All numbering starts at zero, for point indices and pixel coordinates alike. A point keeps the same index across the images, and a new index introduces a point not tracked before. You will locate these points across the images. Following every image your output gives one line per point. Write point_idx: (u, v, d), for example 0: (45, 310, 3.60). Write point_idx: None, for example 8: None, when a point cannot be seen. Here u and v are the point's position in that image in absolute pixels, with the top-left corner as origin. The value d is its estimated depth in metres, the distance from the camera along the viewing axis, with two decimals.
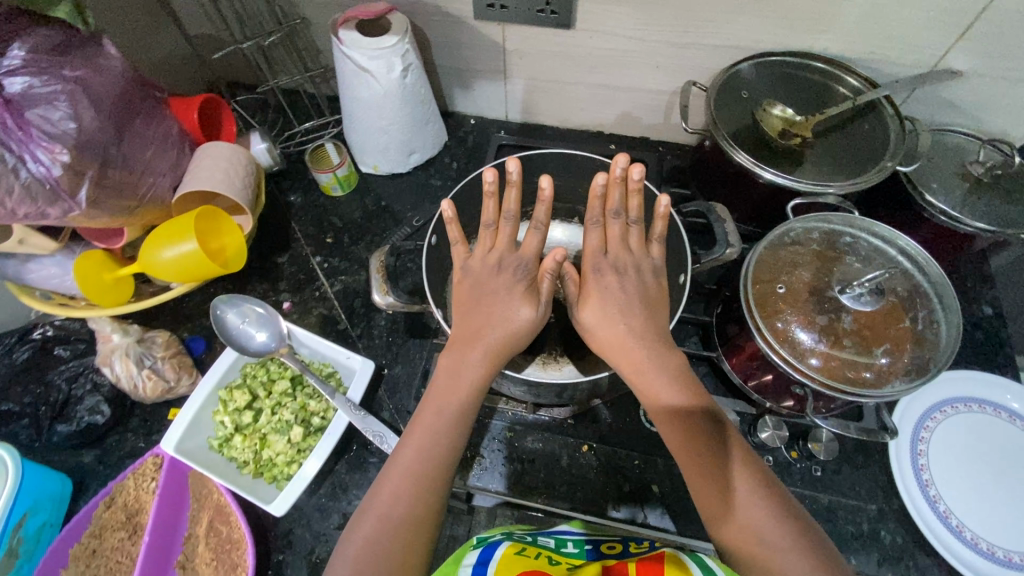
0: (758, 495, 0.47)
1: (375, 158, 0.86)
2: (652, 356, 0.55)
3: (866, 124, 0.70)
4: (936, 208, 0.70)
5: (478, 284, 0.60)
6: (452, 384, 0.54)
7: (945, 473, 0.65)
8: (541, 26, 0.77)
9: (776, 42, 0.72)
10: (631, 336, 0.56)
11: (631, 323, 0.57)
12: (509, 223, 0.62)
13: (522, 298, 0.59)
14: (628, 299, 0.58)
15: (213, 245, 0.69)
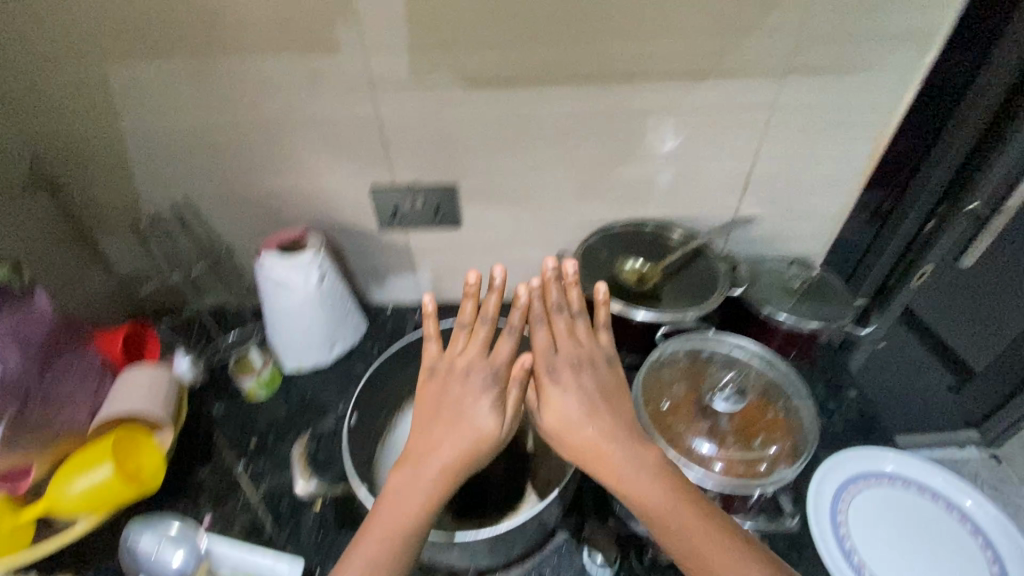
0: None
1: (299, 356, 0.92)
2: (627, 458, 0.58)
3: (699, 264, 0.90)
4: (778, 317, 0.87)
5: (451, 400, 0.64)
6: (410, 496, 0.59)
7: (871, 553, 0.69)
8: (436, 226, 0.94)
9: (619, 215, 0.94)
10: (604, 442, 0.60)
11: (600, 424, 0.61)
12: (485, 325, 0.67)
13: (489, 408, 0.63)
14: (594, 401, 0.63)
15: (130, 466, 0.68)
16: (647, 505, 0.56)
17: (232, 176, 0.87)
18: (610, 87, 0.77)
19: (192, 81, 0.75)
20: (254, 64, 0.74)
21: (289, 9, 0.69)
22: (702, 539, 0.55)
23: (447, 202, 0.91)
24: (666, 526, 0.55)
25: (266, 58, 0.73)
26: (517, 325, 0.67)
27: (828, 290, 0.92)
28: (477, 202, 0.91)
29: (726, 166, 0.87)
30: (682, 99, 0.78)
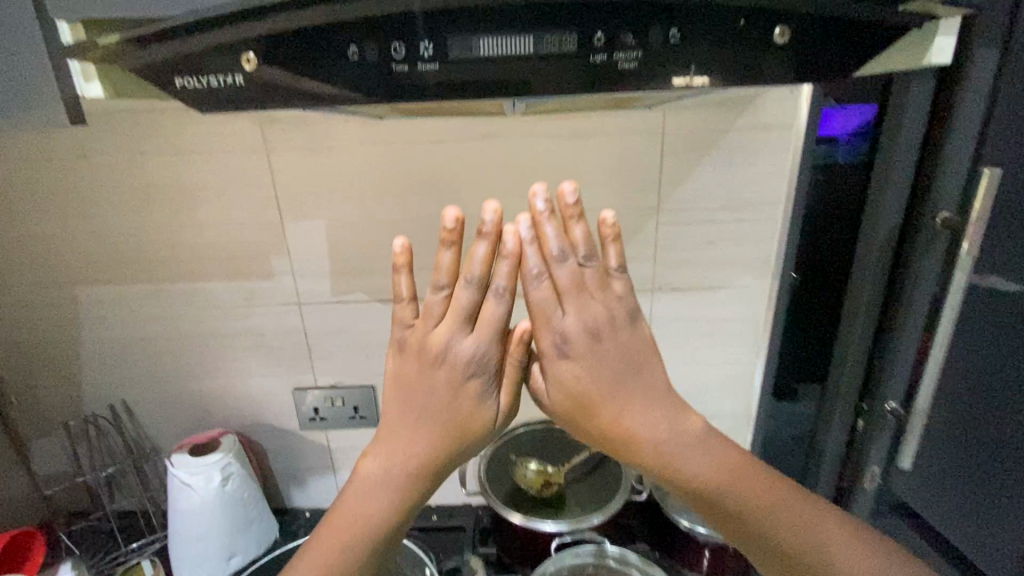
0: (801, 530, 0.54)
1: (192, 569, 0.88)
2: (657, 427, 0.54)
3: (605, 466, 0.89)
4: (693, 528, 0.81)
5: (432, 388, 0.55)
6: (392, 468, 0.56)
7: None
8: (354, 427, 0.98)
9: (530, 415, 0.97)
10: (632, 415, 0.53)
11: (619, 396, 0.54)
12: (467, 289, 0.52)
13: (483, 390, 0.55)
14: (607, 364, 0.53)
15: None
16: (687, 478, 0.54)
17: (169, 379, 0.95)
18: None
19: (149, 301, 0.89)
20: (202, 288, 0.88)
21: (236, 250, 0.86)
22: (732, 501, 0.54)
23: (365, 403, 0.96)
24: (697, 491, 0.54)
25: (213, 284, 0.88)
26: (507, 294, 0.52)
27: None
28: None
29: None
30: None
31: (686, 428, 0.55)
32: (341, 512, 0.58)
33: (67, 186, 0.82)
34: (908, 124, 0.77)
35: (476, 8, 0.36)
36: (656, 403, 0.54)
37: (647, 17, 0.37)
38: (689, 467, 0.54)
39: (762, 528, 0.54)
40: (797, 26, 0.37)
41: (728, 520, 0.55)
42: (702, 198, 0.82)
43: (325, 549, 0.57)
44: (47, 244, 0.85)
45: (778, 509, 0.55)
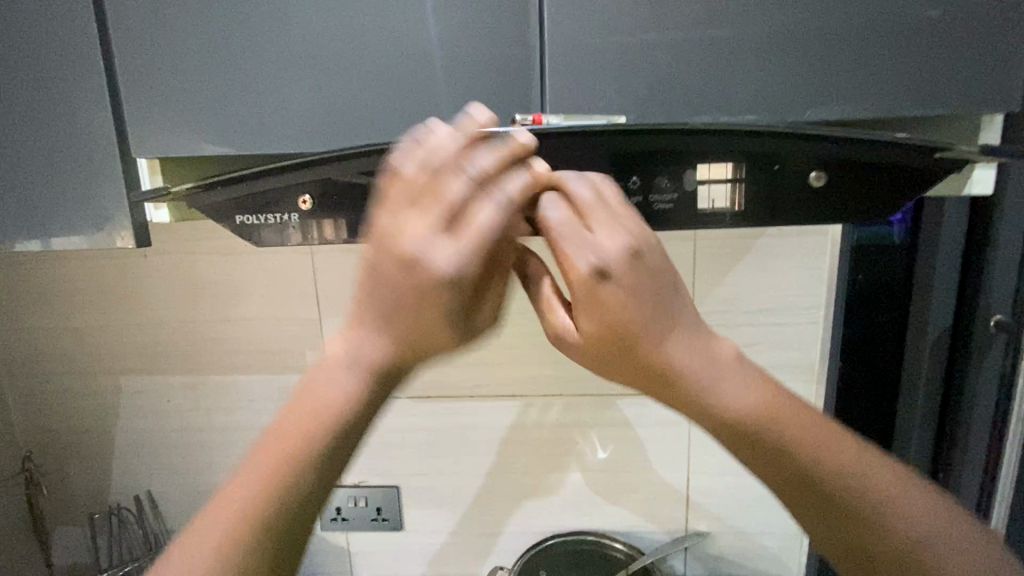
0: (862, 485, 0.42)
1: None
2: (688, 348, 0.40)
3: None
4: None
5: (398, 284, 0.36)
6: (313, 415, 0.41)
7: None
8: (375, 530, 0.93)
9: (562, 523, 0.91)
10: (663, 335, 0.39)
11: (655, 306, 0.39)
12: (460, 183, 0.37)
13: (456, 317, 0.38)
14: (638, 260, 0.38)
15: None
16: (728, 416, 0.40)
17: (195, 470, 0.94)
18: (534, 402, 0.87)
19: (186, 391, 0.91)
20: (237, 379, 0.90)
21: (274, 343, 0.88)
22: (780, 444, 0.41)
23: (389, 503, 0.92)
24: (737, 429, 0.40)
25: (249, 375, 0.89)
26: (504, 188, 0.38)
27: None
28: (417, 503, 0.92)
29: (659, 475, 0.89)
30: (600, 412, 0.87)
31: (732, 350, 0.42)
32: (256, 463, 0.42)
33: (124, 281, 0.87)
34: (947, 230, 0.76)
35: (543, 161, 0.43)
36: (693, 328, 0.40)
37: (685, 161, 0.44)
38: (737, 402, 0.41)
39: (815, 483, 0.42)
40: (834, 171, 0.43)
41: (777, 475, 0.42)
42: (738, 298, 0.80)
43: (226, 512, 0.41)
44: (99, 335, 0.89)
45: (831, 448, 0.42)
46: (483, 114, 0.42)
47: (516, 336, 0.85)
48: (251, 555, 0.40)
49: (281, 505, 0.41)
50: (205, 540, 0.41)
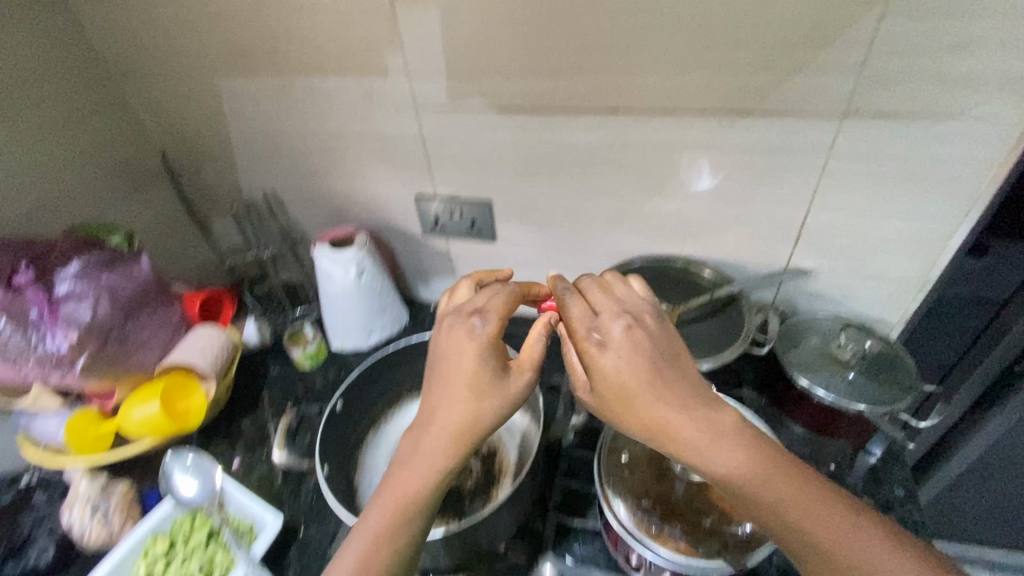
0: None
1: (342, 337, 1.03)
2: (730, 448, 0.53)
3: (730, 313, 0.83)
4: (814, 390, 0.79)
5: (469, 347, 0.59)
6: (438, 416, 0.58)
7: None
8: (471, 240, 0.98)
9: (655, 248, 0.90)
10: (730, 449, 0.53)
11: (745, 446, 0.54)
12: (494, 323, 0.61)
13: (506, 372, 0.59)
14: (653, 370, 0.56)
15: (169, 413, 0.80)
16: (777, 494, 0.51)
17: (306, 178, 1.00)
18: (644, 117, 0.75)
19: (277, 96, 0.89)
20: (327, 87, 0.85)
21: (352, 42, 0.79)
22: (808, 536, 0.50)
23: (482, 217, 0.94)
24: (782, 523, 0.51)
25: (333, 80, 0.84)
26: (604, 313, 0.59)
27: (887, 367, 0.80)
28: (510, 220, 0.93)
29: (776, 209, 0.80)
30: (723, 135, 0.74)
31: (768, 446, 0.54)
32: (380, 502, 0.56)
33: None
34: None
35: None
36: (737, 445, 0.53)
37: None
38: (760, 494, 0.52)
39: (806, 553, 0.50)
40: None
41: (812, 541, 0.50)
42: None
43: (395, 495, 0.56)
44: (181, 31, 0.85)
45: (849, 538, 0.50)
46: (499, 297, 0.64)
47: (630, 34, 0.68)
48: (414, 514, 0.55)
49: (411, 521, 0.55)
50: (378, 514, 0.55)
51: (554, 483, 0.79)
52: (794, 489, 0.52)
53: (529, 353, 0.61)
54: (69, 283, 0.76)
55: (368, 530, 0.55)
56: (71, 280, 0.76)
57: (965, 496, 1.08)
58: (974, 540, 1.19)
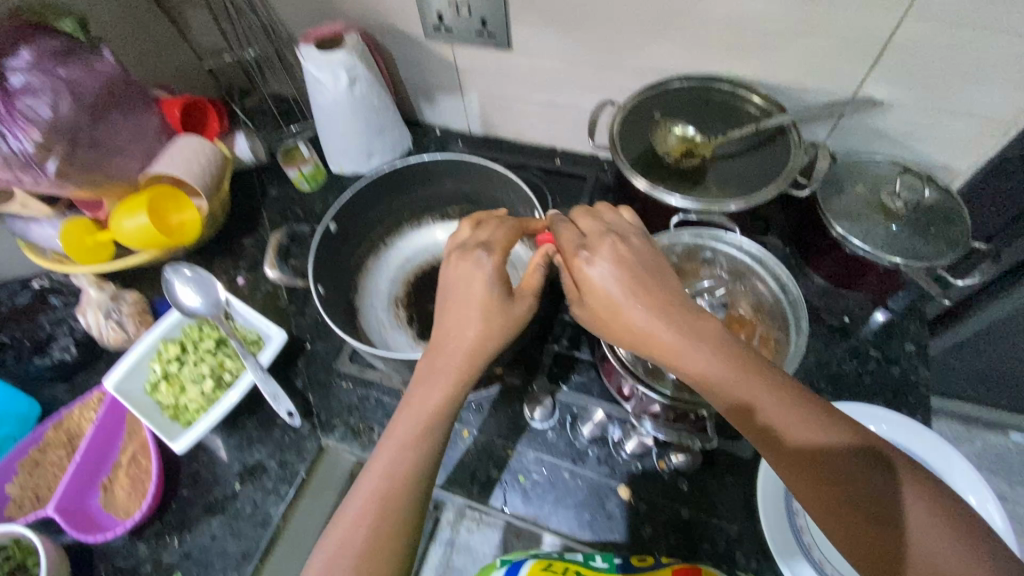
0: (859, 501, 0.44)
1: (341, 159, 0.95)
2: (711, 351, 0.50)
3: (776, 147, 0.71)
4: (847, 240, 0.71)
5: (478, 276, 0.56)
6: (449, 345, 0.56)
7: None
8: (481, 47, 0.83)
9: (699, 65, 0.75)
10: (712, 354, 0.50)
11: (730, 356, 0.50)
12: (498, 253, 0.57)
13: (510, 298, 0.57)
14: (639, 283, 0.53)
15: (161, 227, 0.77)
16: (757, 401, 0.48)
17: None
18: None
19: None
20: None
21: None
22: (788, 440, 0.47)
23: (495, 16, 0.78)
24: (762, 425, 0.48)
25: None
26: (592, 233, 0.57)
27: (939, 220, 0.71)
28: (529, 21, 0.77)
29: (861, 15, 0.63)
30: None
31: (754, 356, 0.51)
32: (399, 434, 0.54)
33: None
34: None
35: None
36: (716, 351, 0.50)
37: None
38: (738, 394, 0.49)
39: (783, 460, 0.47)
40: None
41: (795, 445, 0.47)
42: None
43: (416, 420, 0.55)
44: None
45: (831, 443, 0.46)
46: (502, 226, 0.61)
47: None
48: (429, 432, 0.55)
49: (432, 447, 0.54)
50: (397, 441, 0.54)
51: (557, 316, 0.78)
52: (779, 395, 0.48)
53: (531, 278, 0.59)
54: (23, 73, 0.67)
55: (388, 456, 0.54)
56: (24, 70, 0.68)
57: (966, 357, 1.09)
58: (958, 396, 1.24)
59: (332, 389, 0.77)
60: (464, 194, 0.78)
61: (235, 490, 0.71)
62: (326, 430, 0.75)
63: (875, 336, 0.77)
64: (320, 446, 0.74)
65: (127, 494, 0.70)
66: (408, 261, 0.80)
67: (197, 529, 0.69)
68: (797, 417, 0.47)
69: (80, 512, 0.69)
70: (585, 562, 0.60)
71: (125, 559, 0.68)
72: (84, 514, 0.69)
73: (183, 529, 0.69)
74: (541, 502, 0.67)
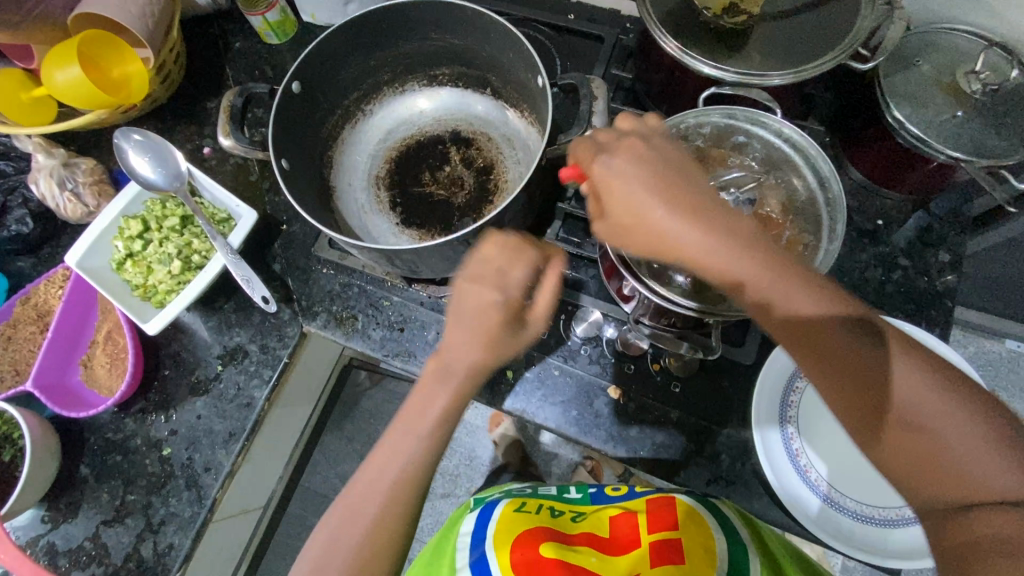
0: (889, 405, 0.39)
1: (312, 6, 0.81)
2: (735, 244, 0.44)
3: (840, 4, 0.57)
4: (902, 127, 0.60)
5: (489, 302, 0.47)
6: (438, 376, 0.49)
7: (813, 430, 0.60)
8: None
9: None
10: (733, 250, 0.43)
11: (760, 251, 0.43)
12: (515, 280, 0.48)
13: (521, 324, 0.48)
14: (657, 177, 0.46)
15: (102, 83, 0.66)
16: (784, 299, 0.42)
17: None
18: None
19: None
20: None
21: None
22: (813, 337, 0.42)
23: None
24: (784, 321, 0.43)
25: None
26: (612, 137, 0.50)
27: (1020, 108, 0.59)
28: None
29: None
30: None
31: (785, 253, 0.44)
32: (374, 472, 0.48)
33: None
34: None
35: None
36: (740, 246, 0.44)
37: None
38: (761, 288, 0.43)
39: (810, 358, 0.42)
40: None
41: (825, 342, 0.41)
42: None
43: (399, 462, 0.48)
44: None
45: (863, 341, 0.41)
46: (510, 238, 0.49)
47: None
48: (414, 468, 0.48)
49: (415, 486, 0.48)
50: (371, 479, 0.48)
51: (555, 206, 0.70)
52: (810, 290, 0.42)
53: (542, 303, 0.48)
54: None
55: (361, 496, 0.48)
56: None
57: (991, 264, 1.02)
58: (967, 302, 1.20)
59: (312, 274, 0.72)
60: (455, 54, 0.65)
61: (218, 372, 0.70)
62: (308, 317, 0.71)
63: (908, 242, 0.69)
64: (302, 332, 0.71)
65: (108, 373, 0.69)
66: (389, 133, 0.70)
67: (183, 408, 0.68)
68: (828, 313, 0.42)
69: (62, 388, 0.68)
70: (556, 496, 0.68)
71: (115, 433, 0.68)
72: (66, 390, 0.68)
73: (168, 407, 0.69)
74: (528, 398, 0.65)
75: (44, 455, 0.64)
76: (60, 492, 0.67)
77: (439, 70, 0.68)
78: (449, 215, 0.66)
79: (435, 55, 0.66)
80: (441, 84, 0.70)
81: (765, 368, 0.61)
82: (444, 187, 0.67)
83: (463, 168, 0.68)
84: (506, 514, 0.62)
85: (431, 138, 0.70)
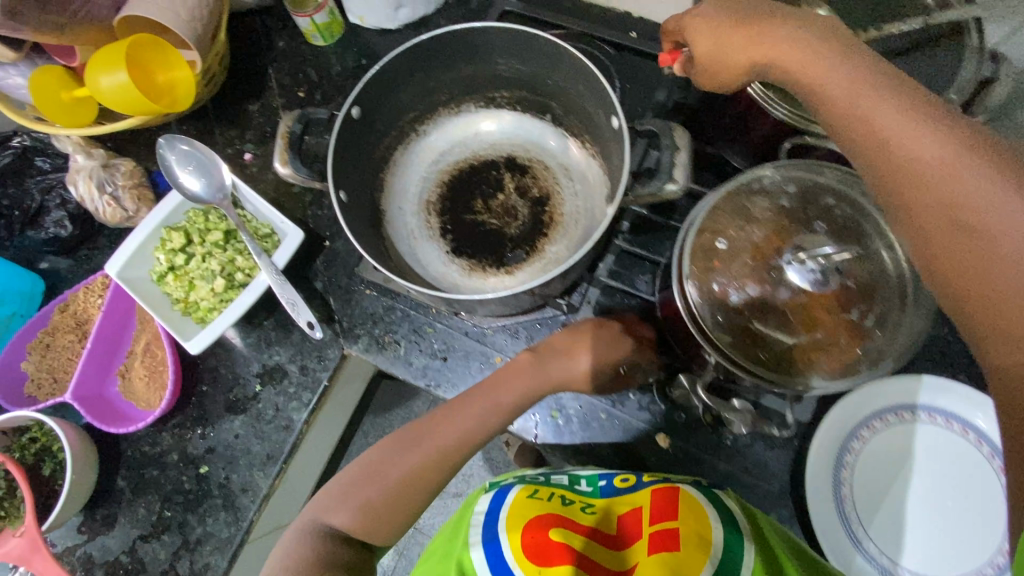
0: (972, 233, 0.34)
1: (362, 8, 0.76)
2: (838, 69, 0.41)
3: (941, 55, 0.52)
4: None
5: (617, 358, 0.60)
6: (519, 379, 0.60)
7: (868, 501, 0.56)
8: None
9: None
10: (842, 80, 0.41)
11: (867, 79, 0.40)
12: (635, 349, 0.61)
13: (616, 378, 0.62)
14: (758, 20, 0.46)
15: (149, 89, 0.63)
16: (880, 132, 0.38)
17: None
18: None
19: None
20: None
21: None
22: (911, 166, 0.37)
23: None
24: (882, 143, 0.38)
25: None
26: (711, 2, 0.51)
27: None
28: None
29: None
30: None
31: (909, 87, 0.39)
32: (425, 434, 0.58)
33: None
34: None
35: None
36: (844, 71, 0.41)
37: None
38: (855, 107, 0.40)
39: (899, 191, 0.38)
40: None
41: (922, 176, 0.36)
42: None
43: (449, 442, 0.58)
44: None
45: (975, 173, 0.34)
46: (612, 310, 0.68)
47: None
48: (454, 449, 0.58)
49: (447, 466, 0.58)
50: (409, 453, 0.58)
51: (610, 241, 0.67)
52: (918, 116, 0.37)
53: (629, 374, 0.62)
54: None
55: (390, 461, 0.58)
56: None
57: None
58: None
59: (354, 295, 0.71)
60: (519, 79, 0.61)
61: (257, 392, 0.69)
62: (349, 339, 0.70)
63: None
64: (343, 354, 0.70)
65: (146, 387, 0.68)
66: (442, 155, 0.67)
67: (221, 426, 0.68)
68: (937, 143, 0.36)
69: (99, 398, 0.67)
70: (570, 485, 0.60)
71: (152, 447, 0.68)
72: (103, 401, 0.67)
73: (205, 424, 0.68)
74: (573, 438, 0.65)
75: (83, 469, 0.63)
76: (98, 503, 0.66)
77: (498, 92, 0.65)
78: (501, 247, 0.64)
79: (497, 78, 0.62)
80: (499, 105, 0.66)
81: (814, 439, 0.57)
82: (497, 216, 0.65)
83: (518, 195, 0.66)
84: (521, 497, 0.56)
85: (486, 161, 0.67)
